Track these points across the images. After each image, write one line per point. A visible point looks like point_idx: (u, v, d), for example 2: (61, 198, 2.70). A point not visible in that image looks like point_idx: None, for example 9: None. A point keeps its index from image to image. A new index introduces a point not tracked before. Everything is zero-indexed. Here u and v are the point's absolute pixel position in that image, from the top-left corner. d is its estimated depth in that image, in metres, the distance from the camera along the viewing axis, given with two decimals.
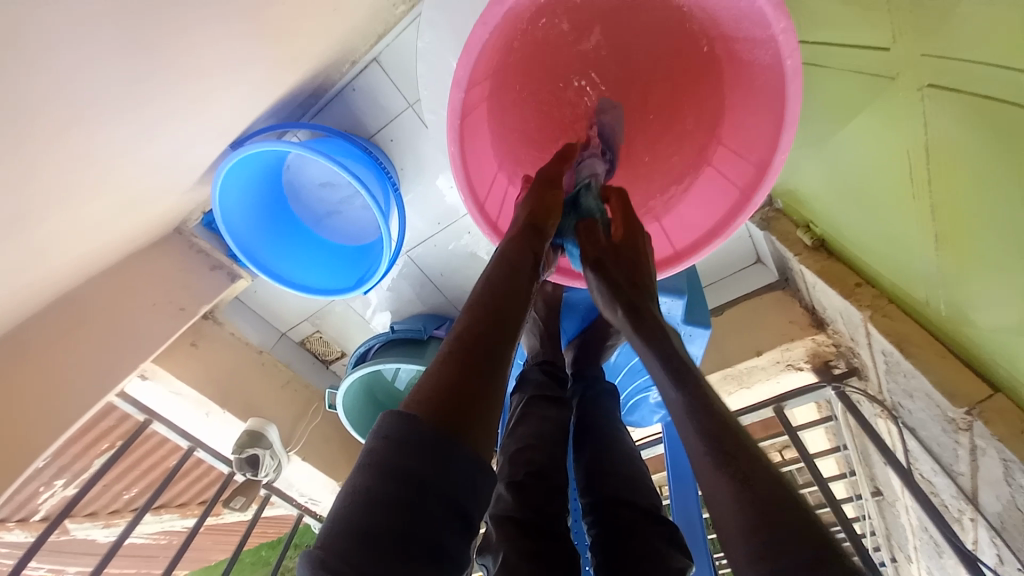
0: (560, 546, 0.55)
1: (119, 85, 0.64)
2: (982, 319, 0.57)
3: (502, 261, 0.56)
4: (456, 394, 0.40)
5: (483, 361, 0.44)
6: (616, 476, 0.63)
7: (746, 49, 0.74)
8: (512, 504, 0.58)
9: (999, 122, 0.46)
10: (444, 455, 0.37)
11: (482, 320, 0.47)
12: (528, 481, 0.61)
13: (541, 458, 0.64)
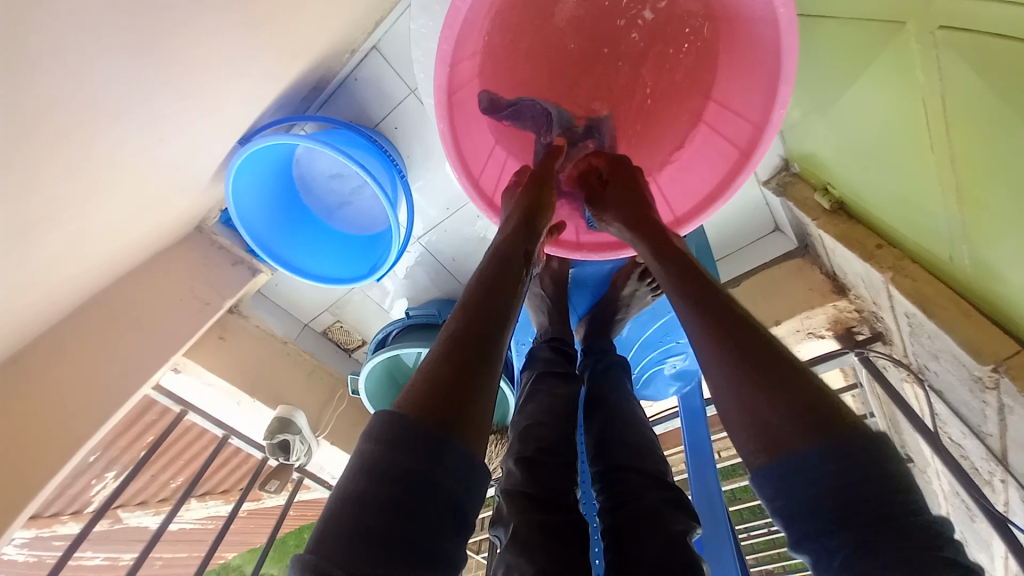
0: (568, 519, 0.57)
1: (132, 91, 0.67)
2: (1008, 272, 0.54)
3: (498, 250, 0.55)
4: (449, 394, 0.40)
5: (477, 358, 0.43)
6: (628, 449, 0.64)
7: (742, 5, 0.71)
8: (522, 480, 0.59)
9: (1020, 60, 0.43)
10: (440, 452, 0.37)
11: (475, 318, 0.46)
12: (538, 456, 0.62)
13: (550, 435, 0.65)
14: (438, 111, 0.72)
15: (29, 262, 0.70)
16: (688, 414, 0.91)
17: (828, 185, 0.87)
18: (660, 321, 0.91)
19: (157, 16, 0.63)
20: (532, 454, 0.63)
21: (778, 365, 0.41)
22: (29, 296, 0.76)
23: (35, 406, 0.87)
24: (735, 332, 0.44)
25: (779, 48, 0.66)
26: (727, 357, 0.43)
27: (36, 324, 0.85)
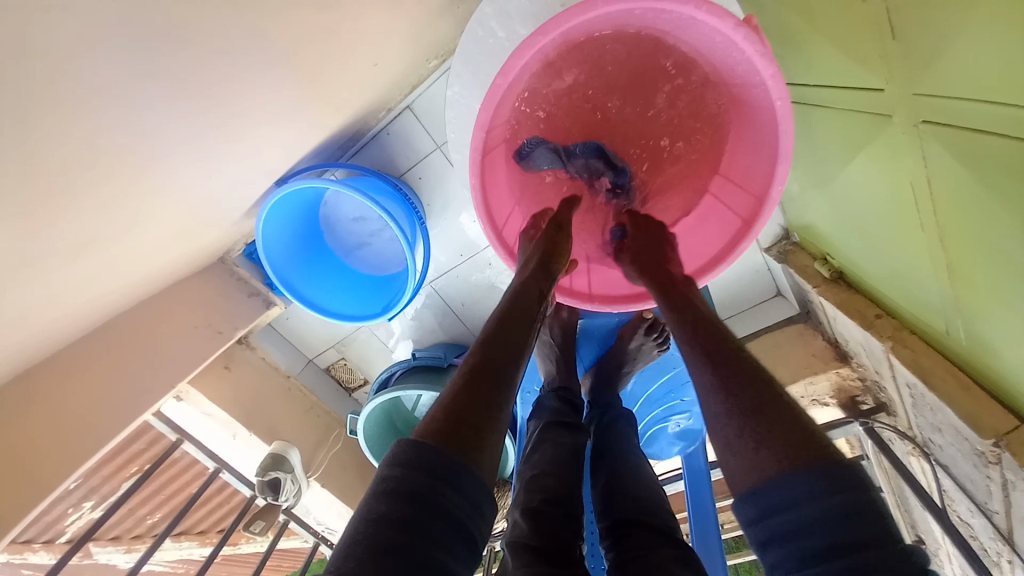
0: (576, 574, 0.56)
1: (184, 131, 0.73)
2: (1003, 347, 0.56)
3: (517, 291, 0.61)
4: (467, 426, 0.43)
5: (493, 393, 0.47)
6: (636, 502, 0.63)
7: (744, 92, 0.78)
8: (527, 531, 0.59)
9: (995, 151, 0.47)
10: (458, 480, 0.40)
11: (494, 353, 0.50)
12: (544, 508, 0.62)
13: (556, 484, 0.65)
14: (471, 168, 0.77)
15: (54, 281, 0.73)
16: (692, 474, 0.89)
17: (828, 255, 0.91)
18: (665, 376, 0.92)
19: (217, 74, 0.71)
20: (539, 505, 0.63)
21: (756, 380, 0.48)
22: (51, 312, 0.78)
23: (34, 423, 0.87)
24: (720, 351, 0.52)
25: (778, 136, 0.71)
26: (715, 368, 0.50)
27: (54, 345, 0.87)
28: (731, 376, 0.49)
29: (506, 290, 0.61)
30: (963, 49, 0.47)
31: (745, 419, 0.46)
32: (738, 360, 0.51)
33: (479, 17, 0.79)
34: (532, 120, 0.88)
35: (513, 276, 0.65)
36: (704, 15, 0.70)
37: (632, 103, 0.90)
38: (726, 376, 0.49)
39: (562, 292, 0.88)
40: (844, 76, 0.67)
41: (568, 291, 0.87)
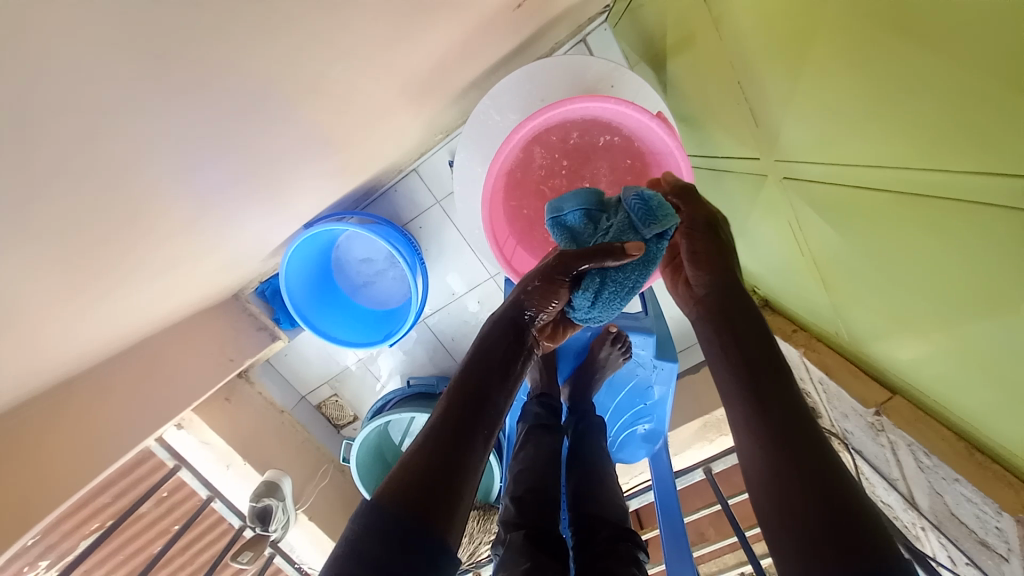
0: (553, 543, 0.70)
1: (291, 199, 0.92)
2: (869, 341, 0.73)
3: (486, 343, 0.63)
4: (424, 486, 0.47)
5: (453, 451, 0.50)
6: (597, 497, 0.78)
7: (659, 159, 0.93)
8: (514, 512, 0.73)
9: (824, 195, 0.65)
10: (412, 541, 0.43)
11: (456, 411, 0.54)
12: (526, 496, 0.75)
13: (537, 479, 0.78)
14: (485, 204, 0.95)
15: (144, 313, 0.88)
16: (658, 473, 1.04)
17: (755, 288, 1.13)
18: (630, 387, 1.09)
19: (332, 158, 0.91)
20: (522, 493, 0.76)
21: (814, 453, 0.44)
22: (128, 336, 0.90)
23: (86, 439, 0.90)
24: (780, 409, 0.48)
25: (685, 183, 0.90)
26: (772, 428, 0.47)
27: (137, 379, 1.01)
28: (788, 440, 0.46)
29: (475, 342, 0.64)
30: (789, 136, 0.67)
31: (805, 498, 0.42)
32: (797, 426, 0.46)
33: (483, 105, 1.01)
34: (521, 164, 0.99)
35: (487, 320, 0.67)
36: (632, 114, 0.89)
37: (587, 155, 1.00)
38: (783, 439, 0.46)
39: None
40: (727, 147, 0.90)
41: None
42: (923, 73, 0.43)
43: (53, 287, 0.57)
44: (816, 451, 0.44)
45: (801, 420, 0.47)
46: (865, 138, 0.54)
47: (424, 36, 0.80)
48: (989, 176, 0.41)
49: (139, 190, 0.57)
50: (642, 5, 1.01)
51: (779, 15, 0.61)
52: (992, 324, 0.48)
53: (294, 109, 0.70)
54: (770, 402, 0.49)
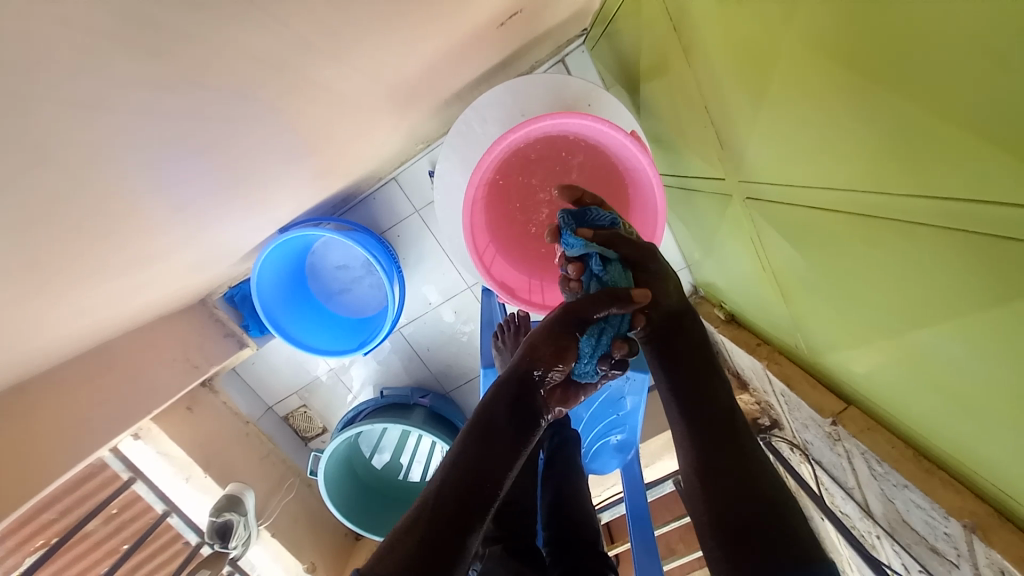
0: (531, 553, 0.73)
1: (259, 196, 0.90)
2: (826, 354, 0.77)
3: (505, 389, 0.65)
4: (429, 542, 0.51)
5: (457, 509, 0.54)
6: (573, 512, 0.81)
7: (635, 175, 0.96)
8: (491, 526, 0.77)
9: (785, 215, 0.69)
10: None
11: (467, 467, 0.57)
12: (505, 508, 0.79)
13: (514, 490, 0.82)
14: (463, 213, 0.97)
15: (107, 315, 0.84)
16: (629, 481, 1.05)
17: (723, 302, 1.18)
18: (601, 397, 1.12)
19: (304, 157, 0.90)
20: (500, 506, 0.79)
21: (746, 469, 0.59)
22: (83, 338, 0.86)
23: (45, 447, 0.84)
24: (716, 432, 0.63)
25: (657, 198, 0.93)
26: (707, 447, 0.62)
27: (94, 385, 0.95)
28: (724, 459, 0.60)
29: (495, 385, 0.66)
30: (754, 158, 0.71)
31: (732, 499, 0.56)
32: (734, 446, 0.62)
33: (465, 117, 1.03)
34: (504, 176, 1.01)
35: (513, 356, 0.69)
36: (610, 133, 0.92)
37: (568, 171, 1.03)
38: (719, 456, 0.61)
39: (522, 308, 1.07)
40: (698, 168, 0.94)
41: (524, 303, 1.03)
42: (867, 102, 0.47)
43: (15, 283, 0.54)
44: (748, 469, 0.59)
45: (738, 443, 0.62)
46: (820, 165, 0.58)
47: (414, 51, 0.82)
48: (932, 199, 0.44)
49: (122, 189, 0.56)
50: (618, 31, 1.06)
51: (742, 47, 0.66)
52: (933, 332, 0.51)
53: (282, 114, 0.70)
54: (718, 430, 0.63)
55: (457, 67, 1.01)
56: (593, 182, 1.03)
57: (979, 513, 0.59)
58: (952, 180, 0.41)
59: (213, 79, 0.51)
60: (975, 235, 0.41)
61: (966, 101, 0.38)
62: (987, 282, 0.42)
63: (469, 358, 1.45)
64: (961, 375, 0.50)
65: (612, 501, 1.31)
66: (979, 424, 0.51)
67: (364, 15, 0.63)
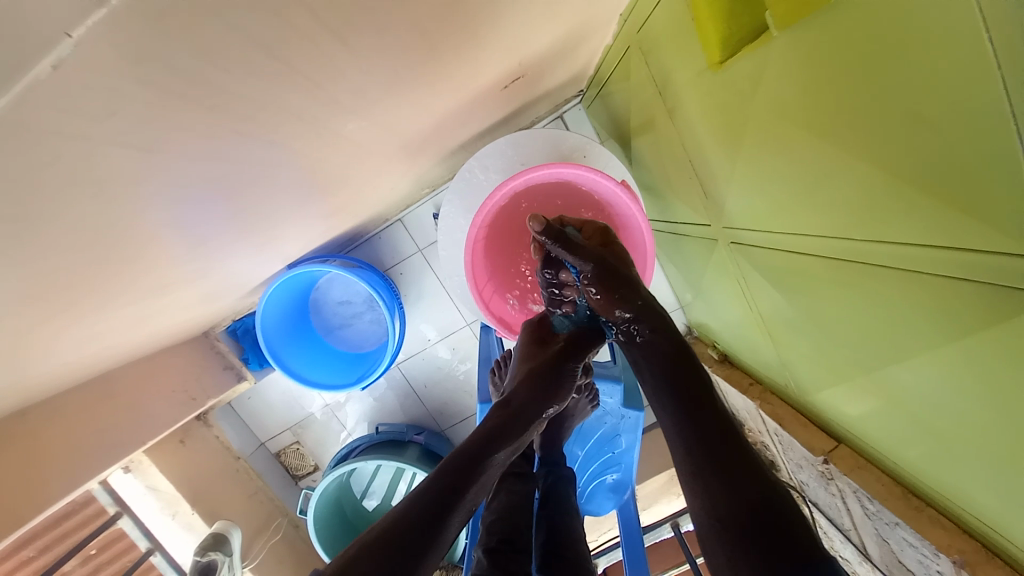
0: None
1: (274, 233, 0.95)
2: (811, 391, 0.80)
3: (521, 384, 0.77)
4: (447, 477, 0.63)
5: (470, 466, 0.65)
6: (566, 557, 0.81)
7: (627, 220, 1.02)
8: (486, 565, 0.77)
9: (764, 258, 0.74)
10: (415, 520, 0.57)
11: (482, 438, 0.69)
12: (500, 547, 0.79)
13: (510, 528, 0.81)
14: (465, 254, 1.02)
15: (111, 344, 0.86)
16: (626, 525, 1.04)
17: (715, 343, 1.20)
18: (595, 437, 1.13)
19: (319, 199, 0.96)
20: (496, 545, 0.80)
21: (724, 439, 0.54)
22: (91, 363, 0.88)
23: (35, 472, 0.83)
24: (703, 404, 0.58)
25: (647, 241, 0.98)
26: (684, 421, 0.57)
27: (92, 413, 0.96)
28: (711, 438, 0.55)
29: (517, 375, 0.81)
30: (736, 208, 0.77)
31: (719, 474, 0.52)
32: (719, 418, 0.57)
33: (470, 165, 1.10)
34: (506, 220, 1.07)
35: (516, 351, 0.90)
36: (602, 181, 0.99)
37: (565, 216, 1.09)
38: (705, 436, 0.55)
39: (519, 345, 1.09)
40: (685, 212, 1.00)
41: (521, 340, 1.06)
42: (831, 160, 0.53)
43: (38, 307, 0.57)
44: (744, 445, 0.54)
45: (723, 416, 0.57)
46: (792, 218, 0.64)
47: (426, 108, 0.90)
48: (891, 246, 0.49)
49: (152, 221, 0.60)
50: (610, 94, 1.16)
51: (720, 111, 0.73)
52: (906, 368, 0.55)
53: (306, 159, 0.76)
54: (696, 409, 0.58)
55: (463, 122, 1.10)
56: None
57: (967, 549, 0.60)
58: (908, 229, 0.46)
59: (251, 129, 0.57)
60: (933, 277, 0.46)
61: (912, 162, 0.43)
62: (951, 321, 0.46)
63: (465, 395, 1.46)
64: (935, 409, 0.53)
65: (609, 546, 1.28)
66: (955, 456, 0.54)
67: (385, 78, 0.70)
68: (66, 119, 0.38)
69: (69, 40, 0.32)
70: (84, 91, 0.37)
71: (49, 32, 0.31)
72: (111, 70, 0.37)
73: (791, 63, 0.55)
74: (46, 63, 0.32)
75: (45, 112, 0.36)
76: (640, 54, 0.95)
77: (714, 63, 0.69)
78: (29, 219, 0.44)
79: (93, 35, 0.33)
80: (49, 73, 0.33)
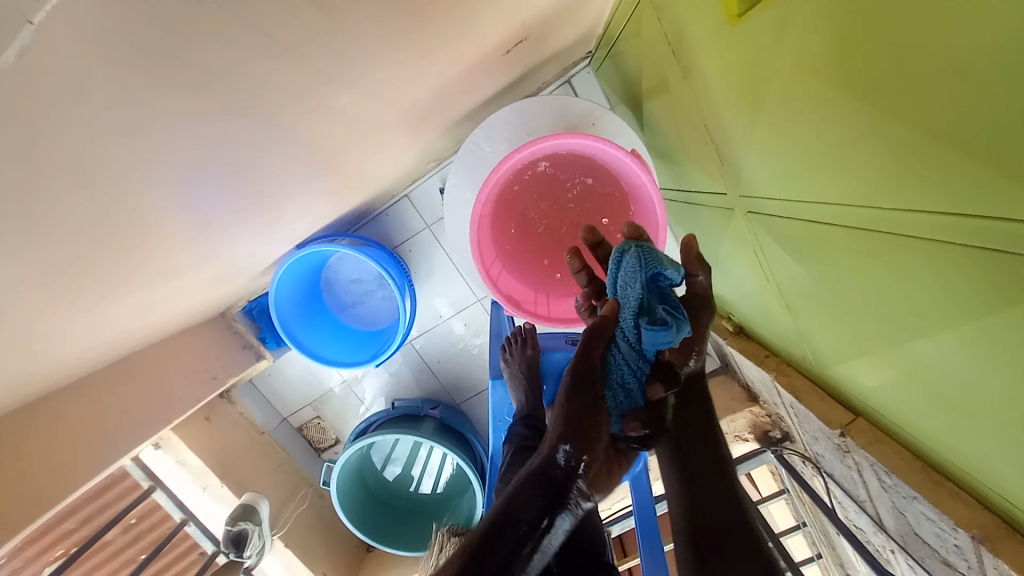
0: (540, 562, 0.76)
1: (280, 213, 0.94)
2: (830, 364, 0.78)
3: (567, 426, 0.69)
4: (495, 538, 0.62)
5: (514, 533, 0.63)
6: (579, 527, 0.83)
7: (637, 189, 0.98)
8: None
9: (784, 228, 0.71)
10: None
11: (529, 497, 0.65)
12: None
13: None
14: (471, 229, 1.00)
15: (129, 327, 0.88)
16: (638, 494, 1.06)
17: (731, 314, 1.18)
18: None
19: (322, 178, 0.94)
20: None
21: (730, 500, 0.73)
22: (111, 346, 0.90)
23: (63, 451, 0.87)
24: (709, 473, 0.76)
25: (658, 211, 0.95)
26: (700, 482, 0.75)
27: (117, 395, 0.99)
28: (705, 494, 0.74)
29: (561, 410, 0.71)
30: (754, 173, 0.73)
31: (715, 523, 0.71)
32: (719, 482, 0.75)
33: (474, 137, 1.07)
34: (513, 193, 1.04)
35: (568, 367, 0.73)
36: (612, 150, 0.94)
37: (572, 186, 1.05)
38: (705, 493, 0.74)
39: (528, 320, 1.08)
40: (701, 181, 0.96)
41: (530, 315, 1.04)
42: (862, 120, 0.48)
43: (50, 295, 0.58)
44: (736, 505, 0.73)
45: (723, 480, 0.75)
46: (815, 184, 0.60)
47: (425, 78, 0.86)
48: (923, 212, 0.45)
49: (151, 207, 0.60)
50: (621, 54, 1.10)
51: (738, 68, 0.68)
52: (933, 344, 0.52)
53: (305, 138, 0.74)
54: (713, 477, 0.75)
55: (465, 90, 1.06)
56: (596, 198, 1.06)
57: (987, 525, 0.58)
58: (941, 195, 0.43)
59: (241, 109, 0.55)
60: (968, 248, 0.42)
61: (952, 121, 0.39)
62: (986, 295, 0.43)
63: (478, 369, 1.47)
64: (956, 383, 0.51)
65: (622, 514, 1.30)
66: (981, 434, 0.52)
67: (379, 45, 0.66)
68: (41, 107, 0.37)
69: (29, 27, 0.30)
70: (52, 75, 0.35)
71: (8, 21, 0.29)
72: (77, 51, 0.35)
73: (816, 12, 0.50)
74: (10, 53, 0.31)
75: (18, 100, 0.34)
76: (652, 10, 0.89)
77: (732, 16, 0.65)
78: (24, 211, 0.44)
79: (54, 18, 0.31)
80: (13, 61, 0.31)
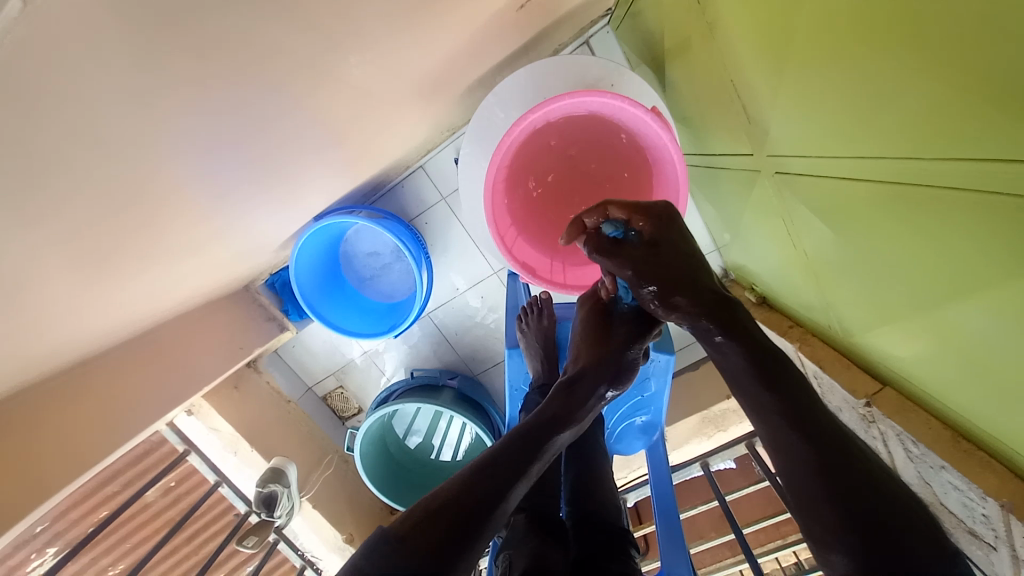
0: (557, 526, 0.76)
1: (296, 184, 0.95)
2: (855, 331, 0.75)
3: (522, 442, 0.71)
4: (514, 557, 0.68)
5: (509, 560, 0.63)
6: (595, 495, 0.83)
7: (658, 152, 0.95)
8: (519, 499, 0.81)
9: (811, 187, 0.67)
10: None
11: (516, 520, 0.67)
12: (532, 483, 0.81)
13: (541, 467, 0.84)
14: (485, 194, 0.97)
15: (157, 297, 0.91)
16: (654, 463, 1.07)
17: (753, 284, 1.14)
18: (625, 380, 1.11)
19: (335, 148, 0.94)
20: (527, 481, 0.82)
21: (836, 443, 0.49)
22: (140, 315, 0.93)
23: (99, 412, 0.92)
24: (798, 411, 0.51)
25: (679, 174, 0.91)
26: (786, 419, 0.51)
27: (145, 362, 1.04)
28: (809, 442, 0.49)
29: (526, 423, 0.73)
30: (780, 131, 0.69)
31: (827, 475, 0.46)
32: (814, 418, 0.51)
33: (487, 103, 1.04)
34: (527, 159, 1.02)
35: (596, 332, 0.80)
36: (630, 109, 0.90)
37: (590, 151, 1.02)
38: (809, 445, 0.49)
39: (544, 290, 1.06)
40: (724, 144, 0.92)
41: (545, 283, 1.02)
42: (890, 65, 0.45)
43: (79, 262, 0.60)
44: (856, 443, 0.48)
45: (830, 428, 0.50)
46: (843, 139, 0.56)
47: (434, 40, 0.84)
48: (954, 162, 0.42)
49: (166, 174, 0.60)
50: (640, 10, 1.04)
51: (762, 16, 0.64)
52: (967, 307, 0.49)
53: (315, 103, 0.74)
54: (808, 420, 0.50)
55: (478, 53, 1.03)
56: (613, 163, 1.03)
57: (1017, 493, 0.57)
58: (974, 143, 0.40)
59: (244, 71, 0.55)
60: (1001, 198, 0.39)
61: (988, 57, 0.36)
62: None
63: (495, 341, 1.48)
64: (990, 348, 0.49)
65: (639, 483, 1.32)
66: (1011, 399, 0.50)
67: None
68: None
69: None
70: None
71: None
72: None
73: None
74: None
75: None
76: None
77: None
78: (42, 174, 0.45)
79: None
80: None
